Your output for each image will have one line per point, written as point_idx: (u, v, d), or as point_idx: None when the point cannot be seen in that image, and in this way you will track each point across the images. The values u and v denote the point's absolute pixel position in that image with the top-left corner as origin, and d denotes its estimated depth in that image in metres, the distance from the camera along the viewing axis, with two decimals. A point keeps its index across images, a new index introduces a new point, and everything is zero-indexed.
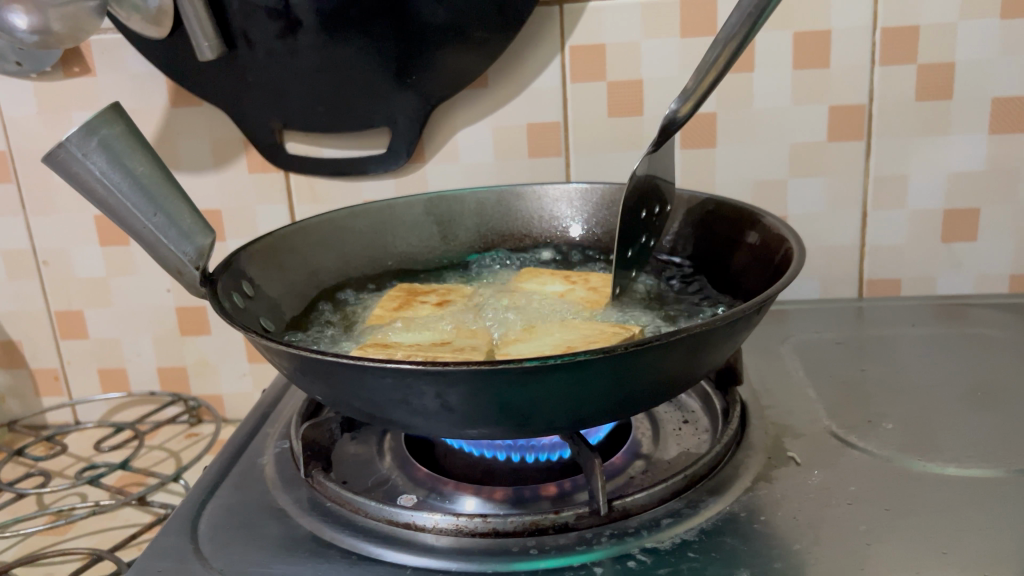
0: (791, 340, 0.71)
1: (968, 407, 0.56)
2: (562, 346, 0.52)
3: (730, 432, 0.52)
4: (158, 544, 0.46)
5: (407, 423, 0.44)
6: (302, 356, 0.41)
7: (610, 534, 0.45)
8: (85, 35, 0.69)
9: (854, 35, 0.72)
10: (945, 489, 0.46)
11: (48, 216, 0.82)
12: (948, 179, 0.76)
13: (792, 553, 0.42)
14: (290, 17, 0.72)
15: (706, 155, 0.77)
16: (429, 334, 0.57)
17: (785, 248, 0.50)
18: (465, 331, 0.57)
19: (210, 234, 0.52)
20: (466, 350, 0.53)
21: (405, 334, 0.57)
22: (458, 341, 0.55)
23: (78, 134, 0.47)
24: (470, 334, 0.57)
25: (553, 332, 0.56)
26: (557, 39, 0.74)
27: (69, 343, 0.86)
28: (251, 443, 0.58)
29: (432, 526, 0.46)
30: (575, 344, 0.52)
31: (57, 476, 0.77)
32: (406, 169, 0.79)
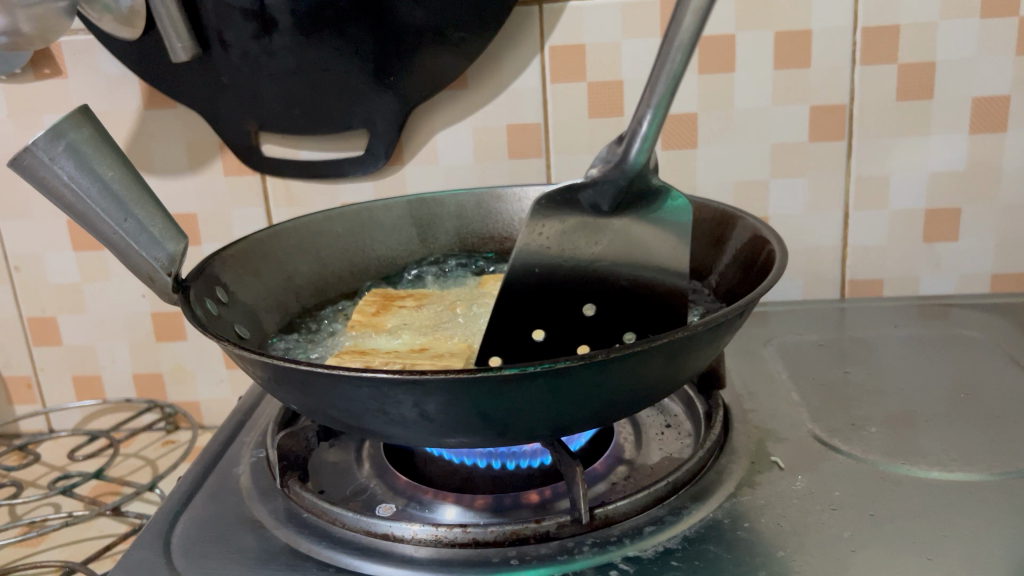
0: (774, 342, 0.70)
1: (951, 410, 0.56)
2: None
3: (714, 437, 0.51)
4: (129, 558, 0.45)
5: (384, 432, 0.43)
6: (276, 365, 0.40)
7: (592, 543, 0.44)
8: (55, 37, 0.68)
9: (834, 35, 0.72)
10: (929, 494, 0.46)
11: (19, 221, 0.80)
12: (929, 179, 0.76)
13: (776, 561, 0.41)
14: (265, 18, 0.70)
15: (687, 156, 0.76)
16: (407, 341, 0.56)
17: (768, 250, 0.50)
18: (443, 337, 0.56)
19: (183, 240, 0.51)
20: (445, 357, 0.52)
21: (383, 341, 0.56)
22: (437, 347, 0.54)
23: (45, 137, 0.46)
24: (449, 339, 0.56)
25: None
26: (536, 40, 0.73)
27: (42, 350, 0.85)
28: (227, 452, 0.57)
29: (411, 537, 0.45)
30: None
31: (30, 486, 0.76)
32: (384, 172, 0.78)
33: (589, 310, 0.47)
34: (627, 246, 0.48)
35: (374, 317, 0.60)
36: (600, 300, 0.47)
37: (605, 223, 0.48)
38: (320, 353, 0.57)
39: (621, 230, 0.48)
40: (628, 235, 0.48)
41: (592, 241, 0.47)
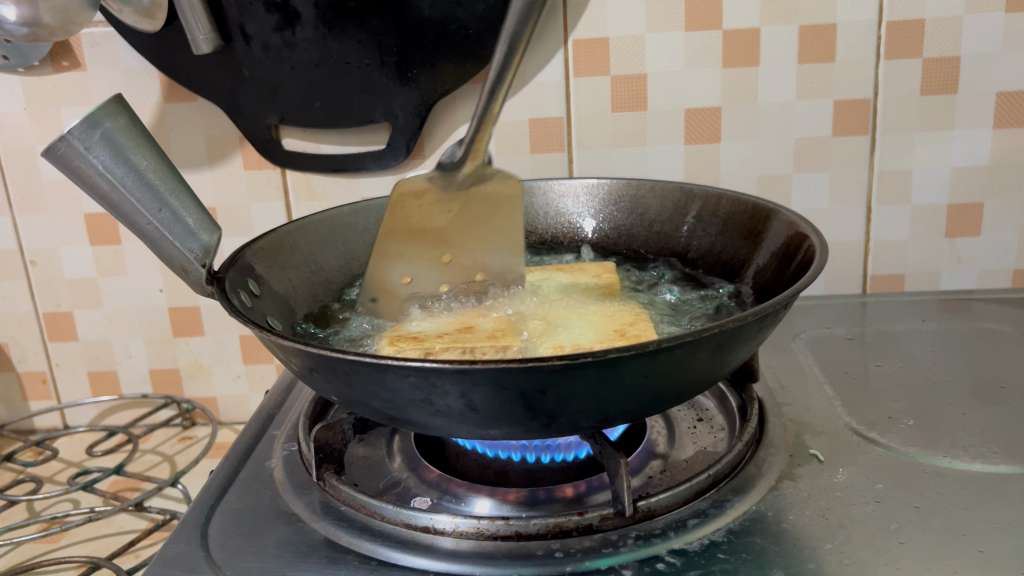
0: (802, 336, 0.70)
1: (984, 403, 0.56)
2: (599, 339, 0.52)
3: (751, 430, 0.51)
4: (166, 552, 0.44)
5: (425, 424, 0.42)
6: (320, 355, 0.40)
7: (636, 536, 0.44)
8: (76, 28, 0.67)
9: (859, 29, 0.71)
10: (973, 486, 0.46)
11: (36, 215, 0.79)
12: (952, 174, 0.76)
13: (824, 553, 0.41)
14: (288, 10, 0.70)
15: (710, 150, 0.76)
16: (448, 321, 0.56)
17: (807, 244, 0.50)
18: (483, 318, 0.57)
19: (216, 231, 0.50)
20: (500, 338, 0.52)
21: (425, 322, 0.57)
22: (482, 326, 0.55)
23: (81, 126, 0.45)
24: (490, 318, 0.57)
25: (577, 327, 0.55)
26: (560, 33, 0.72)
27: (58, 345, 0.84)
28: (257, 445, 0.57)
29: (452, 530, 0.45)
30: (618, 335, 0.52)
31: (47, 482, 0.75)
32: (405, 165, 0.78)
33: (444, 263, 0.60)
34: (463, 205, 0.59)
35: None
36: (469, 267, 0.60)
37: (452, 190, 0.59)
38: (354, 341, 0.57)
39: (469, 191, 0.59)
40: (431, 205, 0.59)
41: (436, 193, 0.60)
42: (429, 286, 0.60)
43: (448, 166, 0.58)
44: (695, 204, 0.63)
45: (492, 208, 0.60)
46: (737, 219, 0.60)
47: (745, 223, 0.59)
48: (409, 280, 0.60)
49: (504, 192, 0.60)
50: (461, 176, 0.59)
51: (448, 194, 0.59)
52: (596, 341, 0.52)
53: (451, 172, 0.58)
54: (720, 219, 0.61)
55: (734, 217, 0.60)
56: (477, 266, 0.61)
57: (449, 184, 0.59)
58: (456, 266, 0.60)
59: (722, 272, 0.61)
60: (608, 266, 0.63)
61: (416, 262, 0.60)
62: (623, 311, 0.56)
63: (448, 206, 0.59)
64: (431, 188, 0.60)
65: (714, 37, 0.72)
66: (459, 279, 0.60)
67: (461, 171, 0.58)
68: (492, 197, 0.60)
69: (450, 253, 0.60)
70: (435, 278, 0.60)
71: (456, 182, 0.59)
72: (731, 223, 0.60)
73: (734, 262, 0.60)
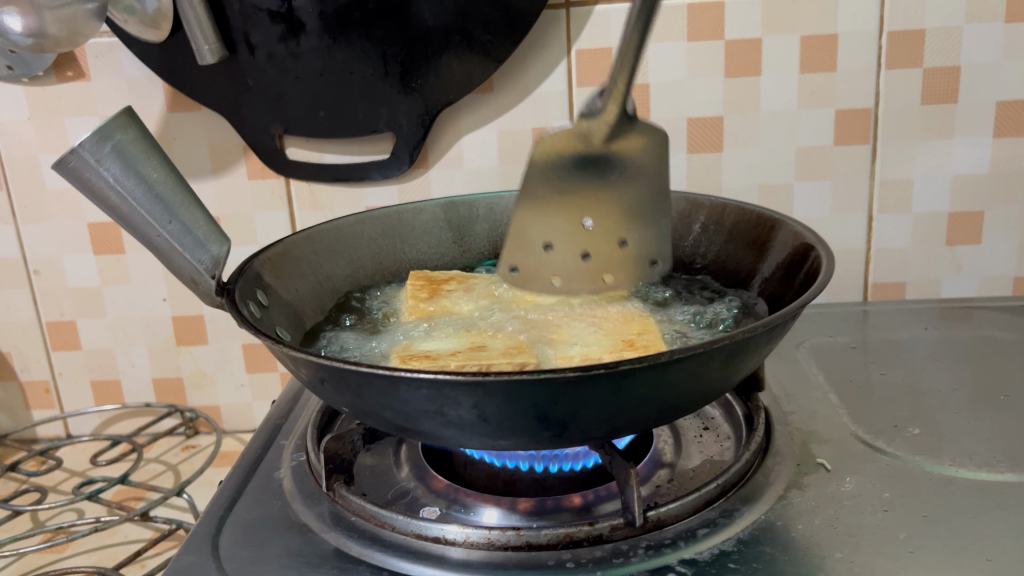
0: (805, 344, 0.70)
1: (988, 411, 0.56)
2: (610, 350, 0.52)
3: (758, 439, 0.51)
4: (177, 563, 0.44)
5: (436, 435, 0.43)
6: (334, 367, 0.40)
7: (646, 546, 0.44)
8: (81, 39, 0.67)
9: (861, 39, 0.72)
10: (980, 494, 0.46)
11: (39, 225, 0.80)
12: (953, 182, 0.76)
13: (834, 562, 0.41)
14: (293, 20, 0.70)
15: (713, 159, 0.76)
16: (459, 337, 0.56)
17: (813, 254, 0.50)
18: (494, 333, 0.57)
19: (226, 242, 0.51)
20: (514, 354, 0.52)
21: (433, 340, 0.56)
22: (494, 342, 0.55)
23: (92, 139, 0.45)
24: (501, 332, 0.57)
25: (586, 338, 0.55)
26: (564, 43, 0.73)
27: (61, 355, 0.84)
28: (266, 455, 0.57)
29: (462, 540, 0.45)
30: (629, 346, 0.53)
31: (51, 491, 0.75)
32: (409, 174, 0.78)
33: (588, 224, 0.59)
34: (604, 164, 0.56)
35: (430, 303, 0.61)
36: (610, 231, 0.59)
37: (601, 148, 0.55)
38: (363, 352, 0.57)
39: (612, 150, 0.55)
40: (607, 169, 0.57)
41: (581, 152, 0.56)
42: (595, 255, 0.60)
43: (592, 113, 0.53)
44: (700, 213, 0.64)
45: (633, 170, 0.57)
46: (743, 229, 0.60)
47: (751, 232, 0.59)
48: (584, 255, 0.60)
49: (634, 154, 0.56)
50: (599, 132, 0.54)
51: (592, 155, 0.56)
52: (607, 352, 0.52)
53: (591, 124, 0.54)
54: (726, 229, 0.62)
55: (740, 227, 0.60)
56: (622, 231, 0.59)
57: (592, 139, 0.55)
58: (598, 237, 0.59)
59: (729, 281, 0.62)
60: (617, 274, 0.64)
61: (561, 235, 0.60)
62: (630, 322, 0.56)
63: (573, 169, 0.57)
64: (562, 141, 0.56)
65: (717, 46, 0.72)
66: (603, 242, 0.60)
67: (599, 125, 0.54)
68: (633, 153, 0.56)
69: (594, 217, 0.59)
70: (576, 248, 0.60)
71: (597, 138, 0.55)
72: (737, 233, 0.61)
73: (741, 272, 0.60)
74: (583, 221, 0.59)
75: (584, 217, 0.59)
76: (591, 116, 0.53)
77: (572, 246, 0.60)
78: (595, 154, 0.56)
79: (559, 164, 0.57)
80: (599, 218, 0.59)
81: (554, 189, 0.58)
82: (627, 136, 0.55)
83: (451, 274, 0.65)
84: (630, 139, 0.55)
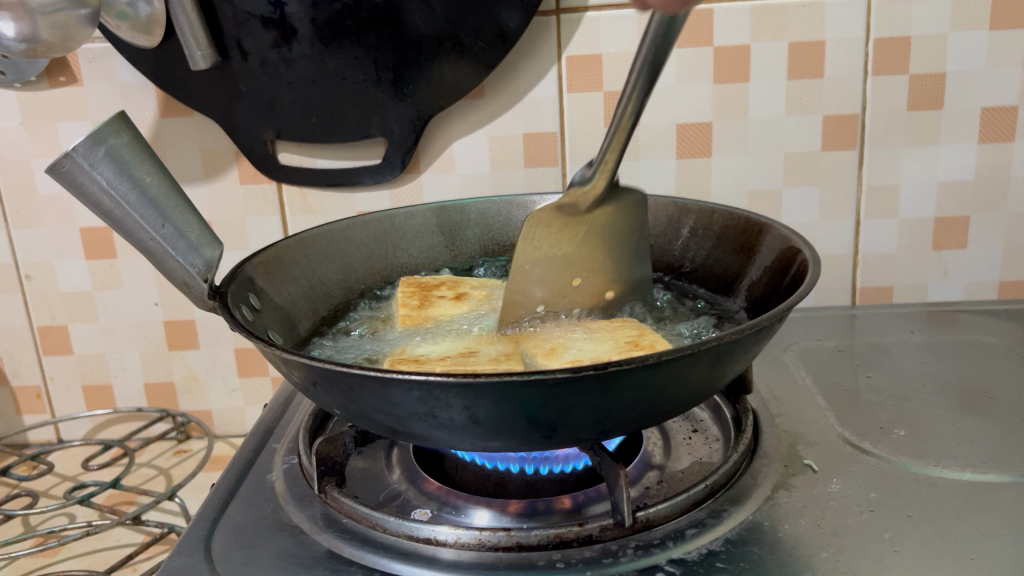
0: (793, 348, 0.71)
1: (973, 413, 0.57)
2: (615, 351, 0.53)
3: (746, 441, 0.52)
4: (170, 565, 0.45)
5: (427, 437, 0.43)
6: (326, 369, 0.40)
7: (635, 546, 0.44)
8: (74, 44, 0.67)
9: (848, 46, 0.73)
10: (964, 495, 0.47)
11: (31, 229, 0.80)
12: (938, 188, 0.77)
13: (820, 561, 0.42)
14: (285, 26, 0.71)
15: (702, 165, 0.77)
16: (456, 343, 0.57)
17: (799, 258, 0.51)
18: (490, 340, 0.57)
19: (219, 245, 0.51)
20: (501, 360, 0.52)
21: (429, 346, 0.57)
22: (487, 348, 0.55)
23: (85, 143, 0.46)
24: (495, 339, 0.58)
25: (589, 339, 0.56)
26: (554, 49, 0.73)
27: (52, 359, 0.84)
28: (257, 458, 0.57)
29: (453, 541, 0.45)
30: (632, 347, 0.53)
31: (43, 496, 0.75)
32: (400, 180, 0.79)
33: (576, 283, 0.58)
34: (592, 226, 0.56)
35: (421, 309, 0.61)
36: (592, 285, 0.58)
37: (587, 216, 0.55)
38: (360, 357, 0.57)
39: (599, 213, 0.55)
40: (598, 225, 0.56)
41: (567, 219, 0.55)
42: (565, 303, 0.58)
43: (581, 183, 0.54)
44: (688, 218, 0.64)
45: (618, 228, 0.57)
46: (729, 235, 0.60)
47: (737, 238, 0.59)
48: (569, 312, 0.59)
49: (621, 212, 0.56)
50: (587, 202, 0.55)
51: (579, 219, 0.55)
52: (616, 352, 0.53)
53: (576, 197, 0.55)
54: (713, 235, 0.62)
55: (727, 233, 0.61)
56: (607, 283, 0.59)
57: (578, 208, 0.55)
58: (583, 291, 0.58)
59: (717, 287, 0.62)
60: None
61: (550, 293, 0.58)
62: (628, 327, 0.57)
63: (572, 230, 0.56)
64: (550, 213, 0.55)
65: (706, 53, 0.73)
66: (586, 298, 0.59)
67: (586, 197, 0.55)
68: (617, 216, 0.56)
69: (581, 275, 0.58)
70: (564, 304, 0.58)
71: (584, 209, 0.55)
72: (723, 239, 0.61)
73: (728, 276, 0.61)
74: (571, 279, 0.57)
75: (573, 276, 0.57)
76: (577, 191, 0.54)
77: (559, 302, 0.58)
78: (582, 221, 0.56)
79: (548, 225, 0.55)
80: (587, 275, 0.58)
81: (540, 253, 0.56)
82: (614, 202, 0.56)
83: (442, 280, 0.66)
84: (614, 207, 0.56)
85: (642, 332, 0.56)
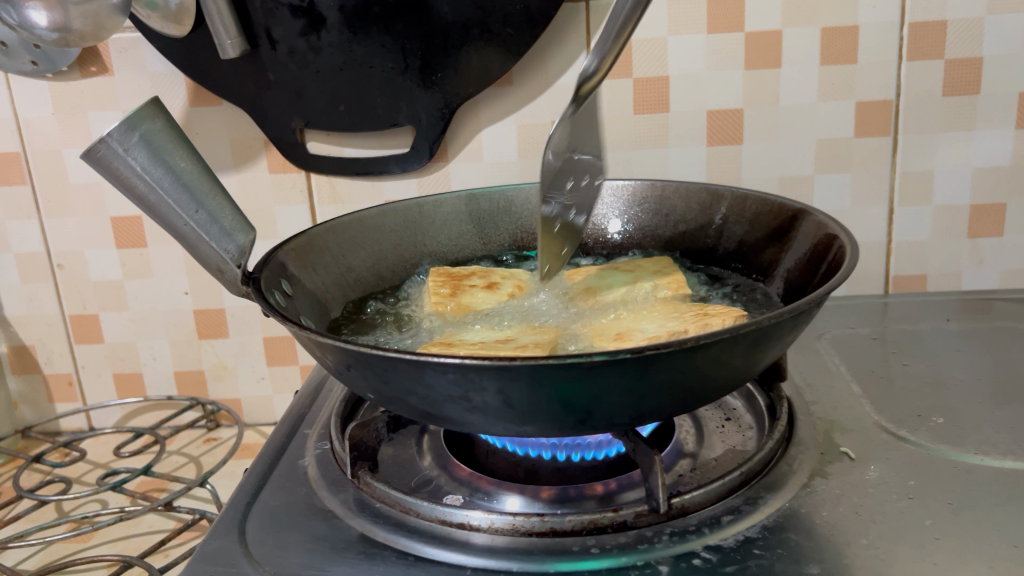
0: (827, 336, 0.70)
1: (1011, 401, 0.56)
2: (674, 331, 0.52)
3: (781, 428, 0.51)
4: (205, 548, 0.45)
5: (461, 421, 0.43)
6: (360, 353, 0.40)
7: (670, 532, 0.44)
8: (105, 33, 0.68)
9: (881, 30, 0.72)
10: (1005, 482, 0.46)
11: (64, 219, 0.80)
12: (974, 174, 0.76)
13: (859, 548, 0.41)
14: (313, 14, 0.71)
15: (732, 151, 0.76)
16: (496, 331, 0.56)
17: (836, 245, 0.50)
18: (530, 328, 0.56)
19: (251, 231, 0.51)
20: (528, 346, 0.52)
21: (473, 333, 0.56)
22: (522, 335, 0.54)
23: (120, 129, 0.46)
24: (530, 328, 0.57)
25: (653, 323, 0.55)
26: (583, 36, 0.73)
27: (84, 348, 0.85)
28: (289, 444, 0.57)
29: (487, 526, 0.45)
30: (688, 328, 0.52)
31: (76, 482, 0.76)
32: (428, 168, 0.79)
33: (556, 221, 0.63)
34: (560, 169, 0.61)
35: (453, 297, 0.61)
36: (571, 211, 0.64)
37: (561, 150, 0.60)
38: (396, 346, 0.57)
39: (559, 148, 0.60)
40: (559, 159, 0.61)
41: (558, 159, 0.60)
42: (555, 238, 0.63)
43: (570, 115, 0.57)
44: (722, 204, 0.63)
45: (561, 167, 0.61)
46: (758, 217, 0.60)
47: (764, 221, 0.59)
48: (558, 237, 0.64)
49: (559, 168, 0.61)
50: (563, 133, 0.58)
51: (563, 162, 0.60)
52: (680, 331, 0.52)
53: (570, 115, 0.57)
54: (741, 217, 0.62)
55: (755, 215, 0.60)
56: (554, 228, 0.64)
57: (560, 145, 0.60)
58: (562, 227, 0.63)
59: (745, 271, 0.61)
60: (666, 261, 0.64)
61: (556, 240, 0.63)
62: (687, 310, 0.56)
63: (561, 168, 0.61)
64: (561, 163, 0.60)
65: (736, 38, 0.73)
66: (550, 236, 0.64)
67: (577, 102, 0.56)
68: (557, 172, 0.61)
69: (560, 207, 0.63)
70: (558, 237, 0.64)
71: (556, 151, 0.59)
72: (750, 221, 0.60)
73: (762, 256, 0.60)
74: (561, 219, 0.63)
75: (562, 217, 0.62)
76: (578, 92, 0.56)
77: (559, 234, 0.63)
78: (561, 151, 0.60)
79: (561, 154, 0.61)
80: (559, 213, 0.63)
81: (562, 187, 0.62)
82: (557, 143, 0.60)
83: (473, 270, 0.65)
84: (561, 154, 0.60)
85: (685, 316, 0.55)
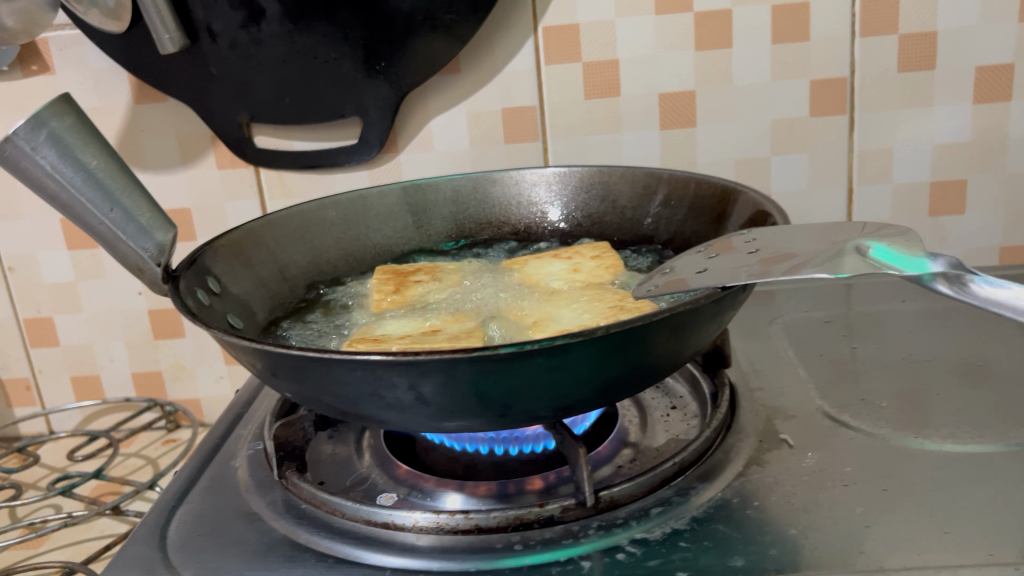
0: (782, 320, 0.69)
1: (961, 382, 0.54)
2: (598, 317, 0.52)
3: (720, 416, 0.50)
4: (123, 554, 0.44)
5: (380, 418, 0.42)
6: (267, 350, 0.39)
7: (598, 526, 0.43)
8: (39, 30, 0.66)
9: (833, 6, 0.70)
10: (944, 466, 0.45)
11: (13, 221, 0.79)
12: (934, 150, 0.75)
13: (788, 539, 0.40)
14: (253, 6, 0.69)
15: (686, 134, 0.75)
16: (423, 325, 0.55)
17: (770, 224, 0.49)
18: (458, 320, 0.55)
19: (172, 229, 0.49)
20: (458, 337, 0.51)
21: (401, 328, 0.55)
22: (449, 327, 0.53)
23: (26, 126, 0.45)
24: (460, 321, 0.56)
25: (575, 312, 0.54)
26: (529, 21, 0.72)
27: (40, 351, 0.84)
28: (225, 445, 0.56)
29: (412, 525, 0.44)
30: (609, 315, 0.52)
31: (29, 488, 0.75)
32: (378, 160, 0.77)
33: None
34: None
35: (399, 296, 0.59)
36: None
37: None
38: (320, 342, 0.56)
39: None
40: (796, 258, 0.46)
41: None
42: None
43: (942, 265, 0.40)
44: (663, 187, 0.62)
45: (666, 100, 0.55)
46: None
47: None
48: None
49: None
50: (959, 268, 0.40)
51: None
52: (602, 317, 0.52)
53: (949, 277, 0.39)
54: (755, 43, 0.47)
55: None
56: None
57: None
58: None
59: None
60: (604, 245, 0.63)
61: None
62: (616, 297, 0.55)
63: None
64: None
65: (685, 19, 0.71)
66: None
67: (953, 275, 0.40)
68: None
69: None
70: None
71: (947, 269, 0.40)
72: None
73: None
74: None
75: None
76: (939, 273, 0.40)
77: None
78: None
79: None
80: None
81: None
82: None
83: (419, 267, 0.64)
84: None
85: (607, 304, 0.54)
